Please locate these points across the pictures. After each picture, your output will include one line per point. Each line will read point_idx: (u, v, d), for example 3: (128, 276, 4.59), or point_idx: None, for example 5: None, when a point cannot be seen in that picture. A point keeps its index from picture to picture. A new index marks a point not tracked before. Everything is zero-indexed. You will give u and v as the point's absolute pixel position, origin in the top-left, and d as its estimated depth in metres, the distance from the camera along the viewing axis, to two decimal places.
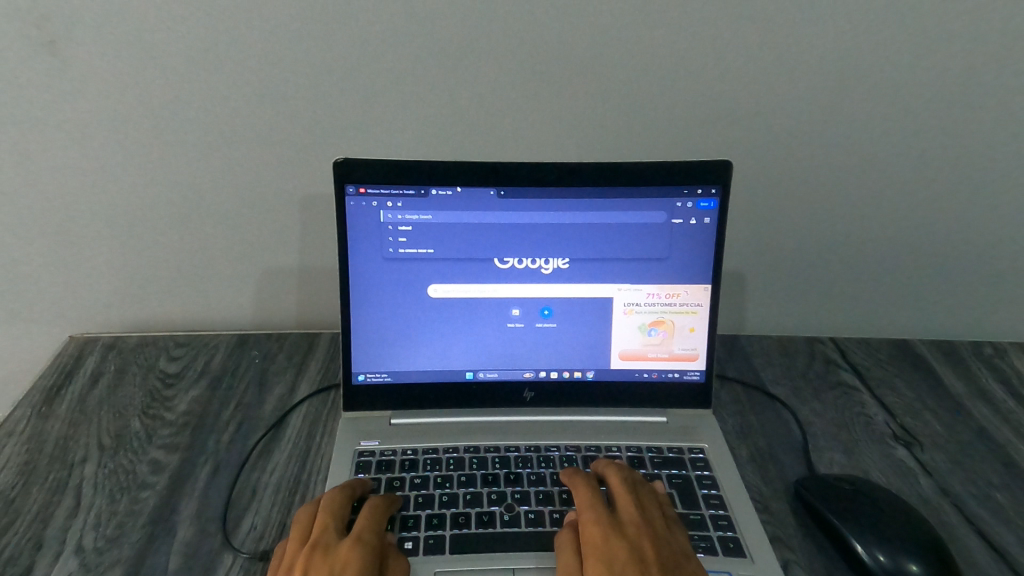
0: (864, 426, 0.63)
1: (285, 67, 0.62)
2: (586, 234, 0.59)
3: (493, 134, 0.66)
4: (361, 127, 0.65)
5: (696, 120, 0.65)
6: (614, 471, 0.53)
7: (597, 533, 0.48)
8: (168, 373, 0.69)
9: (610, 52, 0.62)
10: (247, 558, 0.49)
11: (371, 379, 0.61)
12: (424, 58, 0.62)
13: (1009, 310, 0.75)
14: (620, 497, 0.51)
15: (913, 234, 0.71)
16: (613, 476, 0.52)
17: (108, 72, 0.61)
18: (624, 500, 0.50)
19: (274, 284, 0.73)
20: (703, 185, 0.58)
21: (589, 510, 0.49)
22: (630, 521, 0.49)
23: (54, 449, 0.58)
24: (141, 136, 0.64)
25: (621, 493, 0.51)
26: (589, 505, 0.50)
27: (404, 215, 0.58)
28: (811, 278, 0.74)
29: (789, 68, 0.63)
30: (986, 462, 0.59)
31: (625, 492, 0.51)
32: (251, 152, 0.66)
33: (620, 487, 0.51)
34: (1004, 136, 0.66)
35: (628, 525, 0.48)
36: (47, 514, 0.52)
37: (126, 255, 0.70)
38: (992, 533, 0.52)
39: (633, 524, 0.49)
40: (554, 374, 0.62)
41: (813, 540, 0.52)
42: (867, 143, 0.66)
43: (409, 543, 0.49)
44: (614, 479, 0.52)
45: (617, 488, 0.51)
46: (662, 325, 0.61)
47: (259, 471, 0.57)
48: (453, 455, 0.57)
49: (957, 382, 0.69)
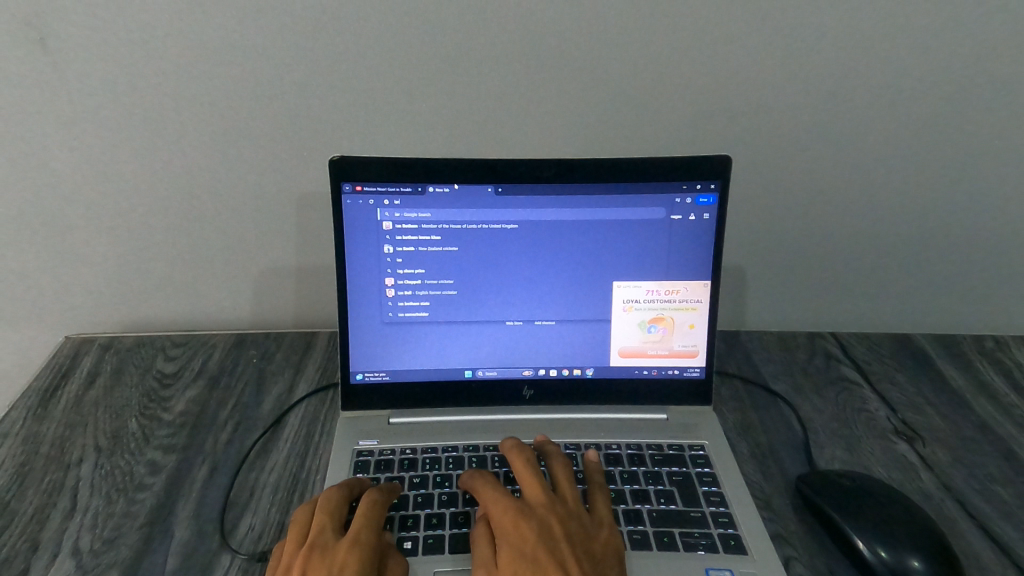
0: (865, 422, 0.63)
1: (282, 63, 0.61)
2: (585, 231, 0.58)
3: (490, 130, 0.65)
4: (357, 125, 0.65)
5: (694, 116, 0.65)
6: (518, 457, 0.52)
7: (506, 521, 0.47)
8: (165, 373, 0.68)
9: (607, 48, 0.62)
10: (246, 558, 0.48)
11: (369, 379, 0.61)
12: (421, 54, 0.62)
13: (1008, 304, 0.75)
14: (526, 483, 0.50)
15: (912, 228, 0.71)
16: (516, 463, 0.52)
17: (102, 71, 0.61)
18: (530, 486, 0.50)
19: (272, 283, 0.73)
20: (702, 181, 0.57)
21: (494, 499, 0.49)
22: (536, 501, 0.49)
23: (50, 451, 0.58)
24: (136, 136, 0.64)
25: (527, 479, 0.51)
26: (492, 493, 0.50)
27: (402, 213, 0.57)
28: (810, 273, 0.74)
29: (788, 62, 0.62)
30: (988, 456, 0.59)
31: (530, 477, 0.51)
32: (246, 151, 0.65)
33: (525, 473, 0.51)
34: (1003, 129, 0.65)
35: (536, 508, 0.48)
36: (42, 515, 0.52)
37: (122, 255, 0.70)
38: (993, 528, 0.52)
39: (541, 506, 0.48)
40: (555, 372, 0.62)
41: (814, 536, 0.51)
42: (868, 137, 0.66)
43: (408, 543, 0.49)
44: (518, 465, 0.52)
45: (521, 474, 0.51)
46: (662, 322, 0.60)
47: (257, 471, 0.56)
48: (452, 454, 0.57)
49: (958, 376, 0.69)
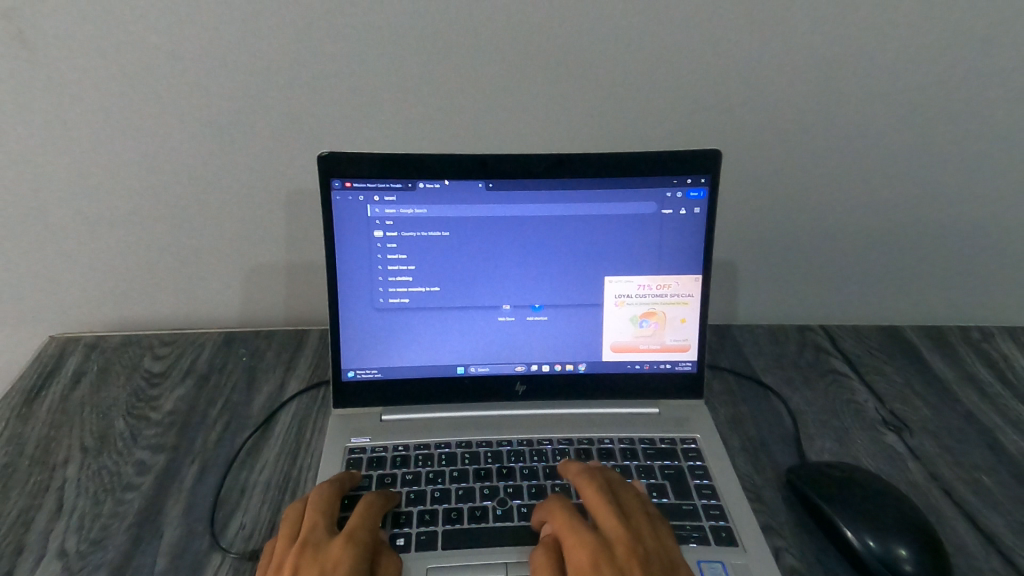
0: (856, 414, 0.63)
1: (268, 57, 0.61)
2: (577, 225, 0.58)
3: (480, 124, 0.65)
4: (345, 121, 0.64)
5: (684, 110, 0.65)
6: (588, 484, 0.50)
7: (584, 556, 0.45)
8: (152, 372, 0.68)
9: (597, 43, 0.62)
10: (237, 558, 0.48)
11: (361, 376, 0.60)
12: (409, 48, 0.61)
13: (993, 295, 0.75)
14: (600, 511, 0.48)
15: (900, 220, 0.71)
16: (587, 489, 0.50)
17: (86, 69, 0.60)
18: (605, 514, 0.48)
19: (261, 281, 0.72)
20: (692, 175, 0.57)
21: (573, 531, 0.47)
22: (617, 538, 0.46)
23: (35, 452, 0.57)
24: (122, 134, 0.63)
25: (601, 507, 0.48)
26: (571, 527, 0.47)
27: (393, 210, 0.57)
28: (800, 266, 0.74)
29: (777, 57, 0.63)
30: (974, 446, 0.59)
31: (605, 506, 0.48)
32: (234, 148, 0.65)
33: (598, 499, 0.49)
34: (987, 122, 0.66)
35: (615, 543, 0.46)
36: (27, 517, 0.51)
37: (106, 253, 0.69)
38: (980, 516, 0.52)
39: (621, 543, 0.46)
40: (547, 367, 0.62)
41: (804, 526, 0.52)
42: (856, 130, 0.66)
43: (401, 540, 0.48)
44: (589, 493, 0.49)
45: (593, 501, 0.49)
46: (653, 316, 0.60)
47: (247, 470, 0.56)
48: (444, 451, 0.57)
49: (945, 367, 0.69)
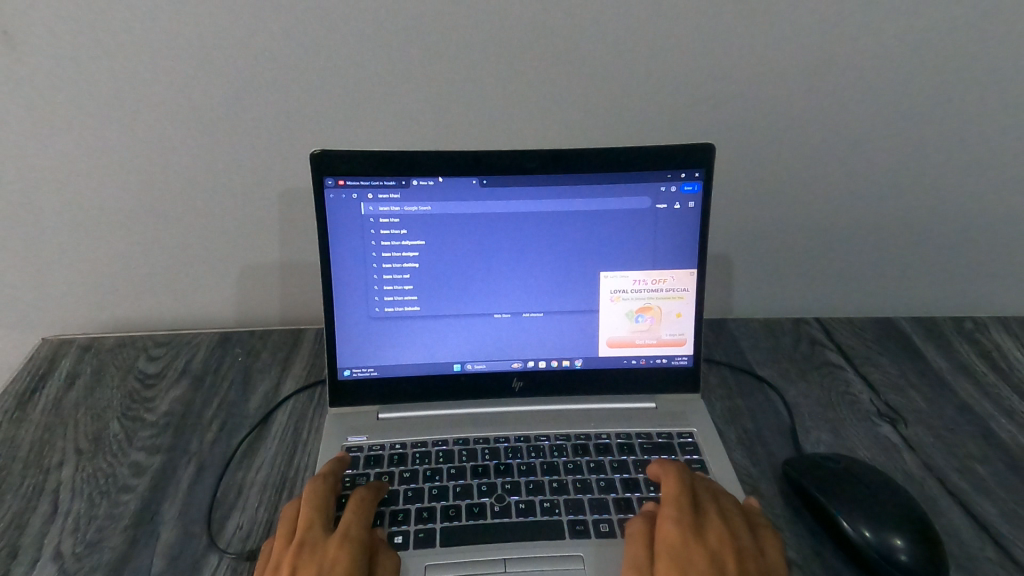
0: (851, 405, 0.63)
1: (261, 55, 0.61)
2: (572, 220, 0.58)
3: (474, 121, 0.65)
4: (338, 120, 0.64)
5: (678, 105, 0.65)
6: (699, 482, 0.50)
7: (674, 533, 0.46)
8: (147, 373, 0.67)
9: (589, 39, 0.62)
10: (234, 558, 0.48)
11: (356, 375, 0.60)
12: (401, 45, 0.61)
13: (986, 285, 0.76)
14: (704, 503, 0.49)
15: (893, 212, 0.71)
16: (698, 484, 0.50)
17: (75, 70, 0.60)
18: (710, 508, 0.48)
19: (256, 280, 0.72)
20: (687, 169, 0.57)
21: (672, 507, 0.48)
22: (714, 528, 0.47)
23: (28, 455, 0.57)
24: (112, 136, 0.63)
25: (708, 500, 0.49)
26: (673, 503, 0.48)
27: (386, 207, 0.56)
28: (794, 258, 0.74)
29: (769, 50, 0.63)
30: (969, 436, 0.60)
31: (711, 502, 0.49)
32: (226, 148, 0.64)
33: (706, 494, 0.49)
34: (979, 114, 0.66)
35: (713, 533, 0.46)
36: (22, 520, 0.51)
37: (97, 254, 0.69)
38: (975, 505, 0.53)
39: (717, 532, 0.46)
40: (543, 363, 0.61)
41: (801, 518, 0.52)
42: (849, 123, 0.66)
43: (399, 538, 0.48)
44: (699, 487, 0.50)
45: (702, 495, 0.49)
46: (649, 311, 0.60)
47: (244, 470, 0.56)
48: (442, 448, 0.56)
49: (939, 358, 0.70)
